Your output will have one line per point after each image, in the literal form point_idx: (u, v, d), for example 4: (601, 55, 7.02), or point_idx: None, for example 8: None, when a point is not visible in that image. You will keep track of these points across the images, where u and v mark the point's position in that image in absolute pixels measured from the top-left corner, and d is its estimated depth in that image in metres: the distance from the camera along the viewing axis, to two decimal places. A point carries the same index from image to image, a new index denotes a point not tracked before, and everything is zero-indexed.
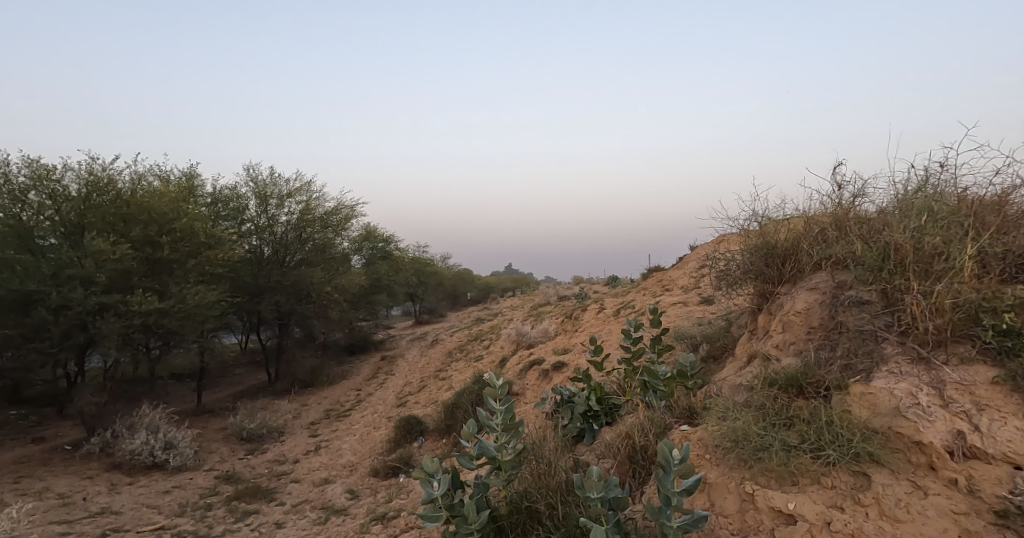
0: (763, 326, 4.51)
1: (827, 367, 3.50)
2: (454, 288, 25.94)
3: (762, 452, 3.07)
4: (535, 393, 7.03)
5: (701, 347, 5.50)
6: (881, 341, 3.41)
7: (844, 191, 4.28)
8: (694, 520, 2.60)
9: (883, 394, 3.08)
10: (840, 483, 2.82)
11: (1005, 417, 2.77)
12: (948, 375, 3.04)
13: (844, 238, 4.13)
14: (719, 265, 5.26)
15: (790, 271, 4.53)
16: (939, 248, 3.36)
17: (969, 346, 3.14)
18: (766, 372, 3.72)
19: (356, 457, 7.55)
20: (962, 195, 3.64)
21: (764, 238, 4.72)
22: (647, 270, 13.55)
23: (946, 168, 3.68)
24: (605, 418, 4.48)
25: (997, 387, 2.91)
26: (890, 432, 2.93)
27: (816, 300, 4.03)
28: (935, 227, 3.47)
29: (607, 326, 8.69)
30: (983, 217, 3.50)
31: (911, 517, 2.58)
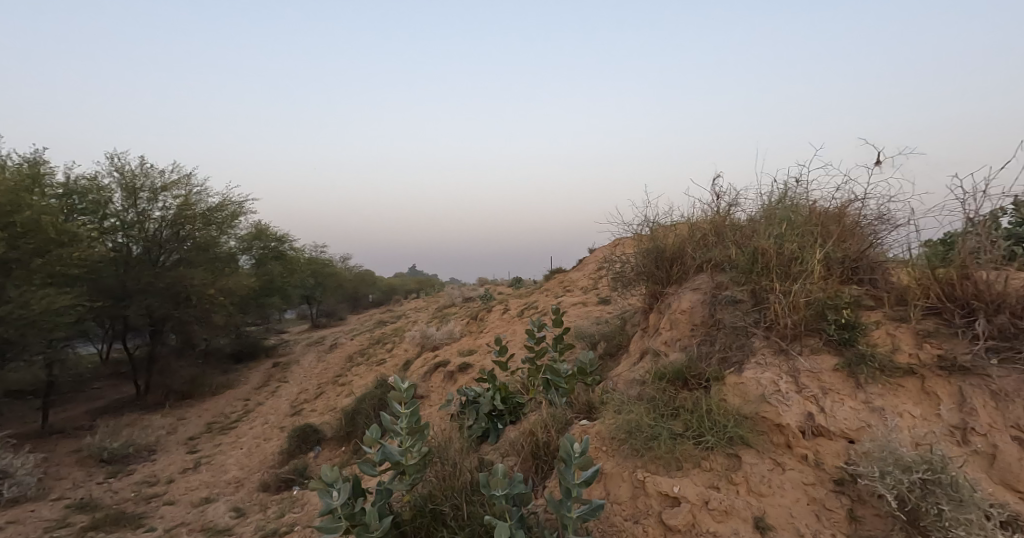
0: (654, 324, 4.88)
1: (707, 360, 3.87)
2: (354, 290, 25.11)
3: (652, 441, 3.34)
4: (440, 395, 7.03)
5: (600, 344, 5.83)
6: (751, 335, 3.83)
7: (721, 200, 4.75)
8: (591, 510, 2.77)
9: (752, 384, 3.46)
10: (716, 465, 3.14)
11: (843, 398, 3.24)
12: (801, 364, 3.49)
13: (722, 244, 4.59)
14: (615, 267, 5.60)
15: (677, 273, 4.96)
16: (796, 254, 3.87)
17: (817, 338, 3.63)
18: (655, 366, 4.05)
19: (243, 472, 7.09)
20: (813, 206, 4.20)
21: (655, 242, 5.10)
22: (550, 272, 14.00)
23: (800, 183, 4.22)
24: (509, 417, 4.60)
25: (838, 373, 3.39)
26: (756, 416, 3.31)
27: (698, 299, 4.45)
28: (792, 235, 3.98)
29: (512, 327, 8.89)
30: (828, 226, 4.07)
31: (772, 491, 2.95)
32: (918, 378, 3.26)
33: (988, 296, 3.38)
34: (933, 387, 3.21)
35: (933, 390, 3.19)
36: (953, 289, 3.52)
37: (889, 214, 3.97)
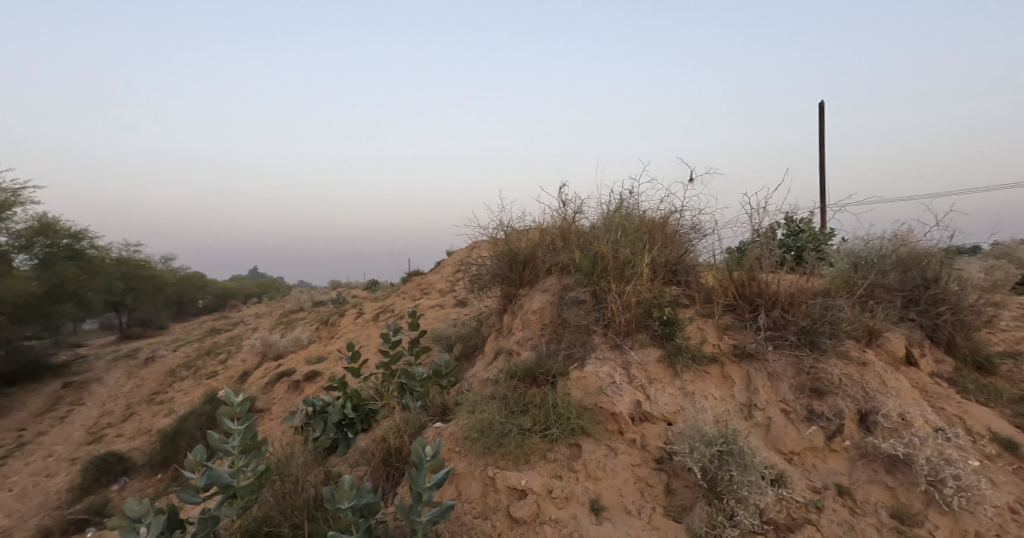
0: (507, 324, 5.05)
1: (554, 357, 4.11)
2: (179, 295, 22.25)
3: (503, 438, 3.44)
4: (282, 407, 6.53)
5: (456, 346, 5.87)
6: (591, 333, 4.14)
7: (568, 207, 5.07)
8: (442, 511, 2.77)
9: (592, 377, 3.74)
10: (560, 455, 3.34)
11: (664, 386, 3.66)
12: (632, 358, 3.86)
13: (568, 248, 4.90)
14: (471, 270, 5.70)
15: (529, 276, 5.19)
16: (629, 258, 4.28)
17: (645, 333, 4.05)
18: (507, 366, 4.19)
19: (14, 519, 5.87)
20: (643, 215, 4.69)
21: (508, 246, 5.29)
22: (407, 274, 13.78)
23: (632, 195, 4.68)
24: (360, 425, 4.42)
25: (662, 364, 3.81)
26: (594, 407, 3.58)
27: (547, 300, 4.70)
28: (625, 241, 4.39)
29: (366, 331, 8.57)
30: (655, 233, 4.57)
31: (606, 474, 3.21)
32: (719, 366, 3.81)
33: (767, 294, 4.10)
34: (730, 372, 3.78)
35: (730, 375, 3.76)
36: (743, 289, 4.20)
37: (702, 224, 4.57)
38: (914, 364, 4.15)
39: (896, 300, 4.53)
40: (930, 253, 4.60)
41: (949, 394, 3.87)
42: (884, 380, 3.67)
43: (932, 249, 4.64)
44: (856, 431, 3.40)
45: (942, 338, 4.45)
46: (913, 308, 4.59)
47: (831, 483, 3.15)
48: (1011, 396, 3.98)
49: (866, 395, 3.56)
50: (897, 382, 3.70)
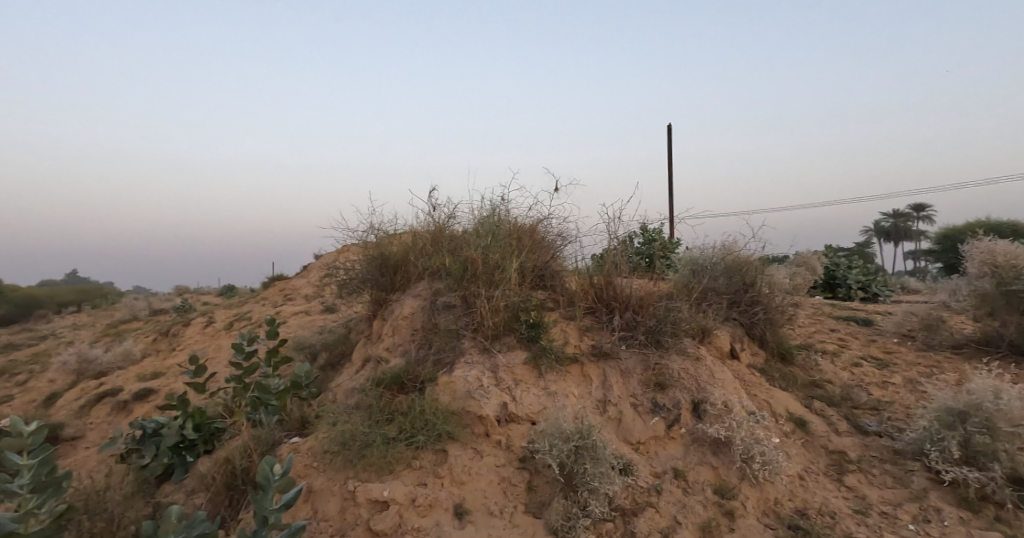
0: (377, 330, 4.90)
1: (423, 363, 4.06)
2: None
3: (366, 449, 3.32)
4: (104, 432, 5.67)
5: (321, 356, 5.56)
6: (461, 337, 4.17)
7: (440, 212, 5.06)
8: (291, 533, 2.59)
9: (460, 382, 3.76)
10: (426, 462, 3.31)
11: (529, 387, 3.80)
12: (500, 361, 3.95)
13: (439, 252, 4.88)
14: (339, 274, 5.44)
15: (400, 280, 5.09)
16: (498, 263, 4.38)
17: (513, 336, 4.17)
18: (375, 373, 4.05)
19: None
20: (513, 221, 4.84)
21: (379, 250, 5.14)
22: (268, 279, 12.79)
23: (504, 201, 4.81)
24: (202, 447, 3.98)
25: (527, 366, 3.95)
26: (462, 411, 3.59)
27: (418, 305, 4.64)
28: (495, 246, 4.49)
29: (215, 342, 7.78)
30: (524, 239, 4.74)
31: (471, 477, 3.25)
32: (580, 365, 4.05)
33: (620, 297, 4.48)
34: (588, 370, 4.04)
35: (589, 374, 4.02)
36: (601, 293, 4.55)
37: (569, 232, 4.83)
38: (736, 357, 4.79)
39: (722, 301, 5.19)
40: (751, 261, 5.36)
41: (761, 382, 4.54)
42: (713, 373, 4.17)
43: (751, 258, 5.36)
44: (690, 419, 3.82)
45: (757, 333, 5.20)
46: (734, 308, 5.29)
47: (669, 467, 3.51)
48: (802, 382, 4.80)
49: (698, 386, 4.02)
50: (723, 374, 4.23)
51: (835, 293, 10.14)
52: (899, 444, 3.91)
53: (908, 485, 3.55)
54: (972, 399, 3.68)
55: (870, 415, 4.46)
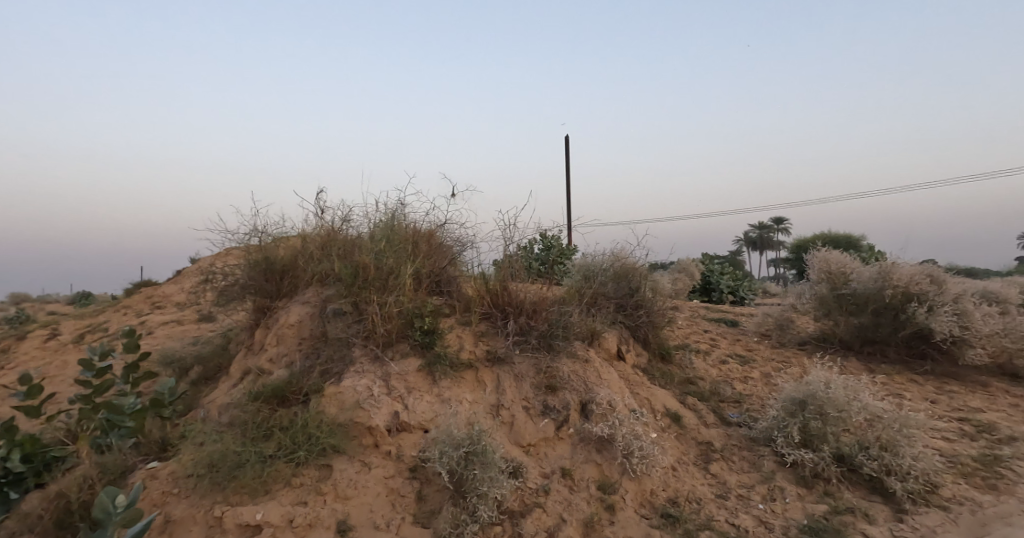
0: (259, 341, 4.56)
1: (309, 374, 3.85)
2: None
3: (237, 469, 3.06)
4: None
5: (192, 370, 5.07)
6: (352, 345, 4.01)
7: (332, 215, 4.84)
8: None
9: (349, 392, 3.60)
10: (307, 479, 3.14)
11: (422, 395, 3.73)
12: (392, 369, 3.85)
13: (329, 257, 4.66)
14: (217, 280, 5.01)
15: (287, 287, 4.79)
16: (391, 268, 4.27)
17: (406, 343, 4.08)
18: (254, 387, 3.77)
19: None
20: (410, 225, 4.75)
21: (263, 254, 4.80)
22: (132, 286, 11.47)
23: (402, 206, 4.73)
24: (34, 480, 3.47)
25: (421, 373, 3.88)
26: (350, 422, 3.44)
27: (307, 313, 4.38)
28: (389, 251, 4.38)
29: (59, 358, 6.81)
30: (420, 244, 4.67)
31: (356, 492, 3.12)
32: (474, 370, 4.05)
33: (515, 303, 4.57)
34: (483, 375, 4.06)
35: (483, 379, 4.03)
36: (497, 299, 4.61)
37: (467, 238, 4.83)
38: (623, 358, 5.07)
39: (610, 306, 5.47)
40: (637, 268, 5.71)
41: (643, 381, 4.83)
42: (600, 374, 4.36)
43: (636, 265, 5.70)
44: (578, 419, 3.95)
45: (641, 335, 5.54)
46: (621, 312, 5.59)
47: (557, 467, 3.62)
48: (679, 379, 5.18)
49: (586, 387, 4.17)
50: (609, 374, 4.44)
51: (709, 296, 11.10)
52: (753, 432, 4.36)
53: (760, 468, 3.97)
54: (808, 389, 4.20)
55: (733, 407, 4.92)
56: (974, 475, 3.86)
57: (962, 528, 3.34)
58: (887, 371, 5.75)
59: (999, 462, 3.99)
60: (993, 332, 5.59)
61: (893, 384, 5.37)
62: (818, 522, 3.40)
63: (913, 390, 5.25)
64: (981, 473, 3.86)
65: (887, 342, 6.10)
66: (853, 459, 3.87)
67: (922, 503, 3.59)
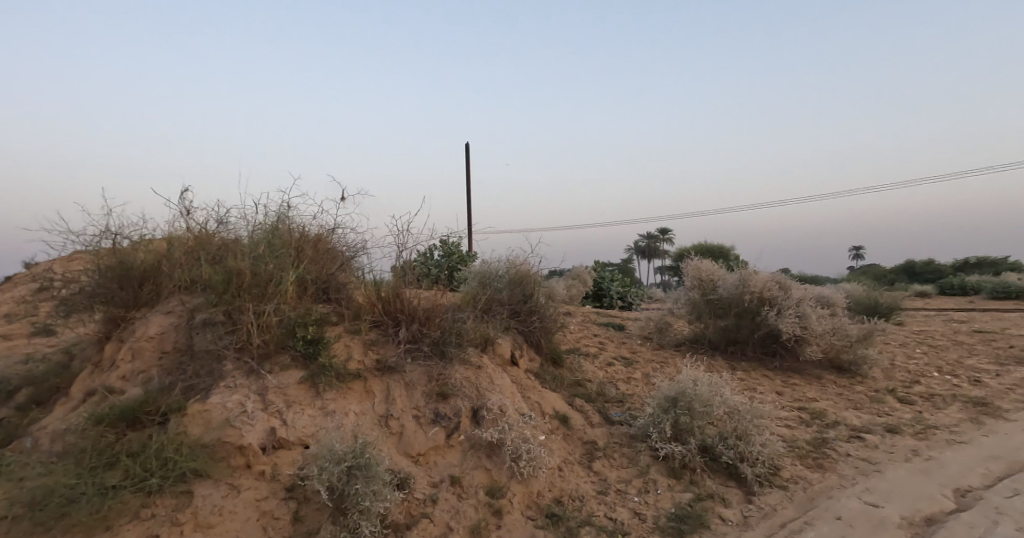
0: (110, 356, 4.06)
1: (169, 392, 3.50)
2: None
3: (68, 506, 2.73)
4: None
5: (22, 392, 4.40)
6: (222, 359, 3.71)
7: (205, 218, 4.45)
8: None
9: (217, 409, 3.33)
10: (161, 509, 2.86)
11: (303, 408, 3.54)
12: (270, 382, 3.61)
13: (200, 262, 4.27)
14: (56, 289, 4.41)
15: (146, 295, 4.33)
16: (271, 274, 4.02)
17: (286, 355, 3.85)
18: (99, 409, 3.35)
19: None
20: (295, 229, 4.50)
21: (117, 258, 4.28)
22: None
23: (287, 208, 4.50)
24: None
25: (303, 386, 3.68)
26: (217, 442, 3.17)
27: (170, 324, 3.99)
28: (269, 257, 4.11)
29: None
30: (304, 249, 4.45)
31: (222, 519, 2.89)
32: (362, 381, 3.92)
33: (407, 310, 4.51)
34: (371, 385, 3.94)
35: (371, 389, 3.92)
36: (389, 306, 4.51)
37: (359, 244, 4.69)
38: (516, 363, 5.17)
39: (505, 312, 5.56)
40: (531, 275, 5.86)
41: (535, 385, 4.96)
42: (492, 380, 4.41)
43: (531, 272, 5.86)
44: (469, 426, 3.96)
45: (534, 341, 5.69)
46: (516, 318, 5.70)
47: (447, 475, 3.60)
48: (568, 382, 5.39)
49: (478, 393, 4.19)
50: (501, 380, 4.50)
51: (601, 302, 11.68)
52: (632, 429, 4.65)
53: (637, 463, 4.24)
54: (679, 387, 4.55)
55: (616, 406, 5.22)
56: (810, 457, 4.43)
57: (797, 504, 3.82)
58: (746, 368, 6.41)
59: (829, 444, 4.61)
60: (827, 331, 6.45)
61: (750, 379, 6.00)
62: (684, 509, 3.72)
63: (766, 385, 5.91)
64: (815, 455, 4.44)
65: (746, 342, 6.80)
66: (714, 449, 4.27)
67: (769, 484, 4.05)
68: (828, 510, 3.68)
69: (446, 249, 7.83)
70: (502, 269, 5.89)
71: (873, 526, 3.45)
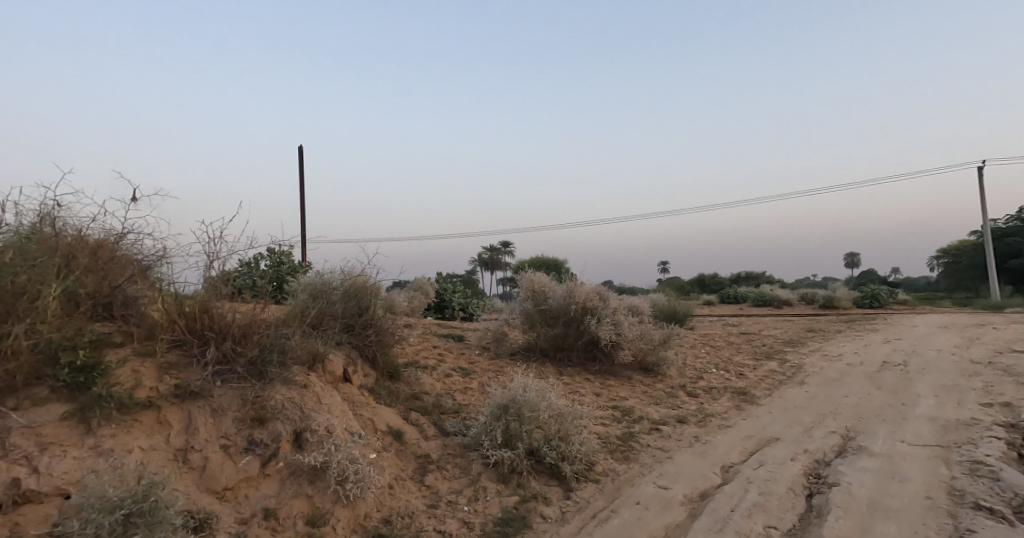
0: None
1: None
2: None
3: None
4: None
5: None
6: None
7: None
8: None
9: None
10: None
11: (65, 450, 2.97)
12: (14, 422, 2.96)
13: None
14: None
15: None
16: (23, 286, 3.27)
17: (43, 387, 3.21)
18: None
19: None
20: (64, 234, 3.79)
21: None
22: None
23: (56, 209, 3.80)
24: None
25: (65, 422, 3.09)
26: None
27: None
28: (22, 264, 3.36)
29: None
30: (77, 257, 3.75)
31: None
32: (154, 411, 3.43)
33: (218, 327, 4.07)
34: (166, 416, 3.46)
35: (166, 419, 3.44)
36: (194, 323, 4.03)
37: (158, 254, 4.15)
38: (348, 380, 4.95)
39: (337, 326, 5.29)
40: (369, 287, 5.65)
41: (368, 401, 4.80)
42: (320, 399, 4.17)
43: (369, 284, 5.66)
44: (290, 451, 3.66)
45: (369, 355, 5.49)
46: (350, 332, 5.47)
47: (259, 509, 3.30)
48: (404, 396, 5.31)
49: (303, 415, 3.91)
50: (330, 398, 4.27)
51: (443, 313, 11.71)
52: (466, 439, 4.74)
53: (469, 472, 4.33)
54: (510, 394, 4.73)
55: (452, 417, 5.27)
56: (619, 450, 4.93)
57: (606, 494, 4.22)
58: (570, 373, 6.93)
59: (634, 438, 5.18)
60: (636, 336, 7.27)
61: (573, 383, 6.51)
62: (510, 512, 3.88)
63: (586, 387, 6.45)
64: (623, 448, 4.96)
65: (572, 348, 7.36)
66: (539, 451, 4.53)
67: (585, 480, 4.41)
68: (630, 497, 4.12)
69: (274, 259, 7.24)
70: (337, 281, 5.62)
71: (662, 506, 3.95)
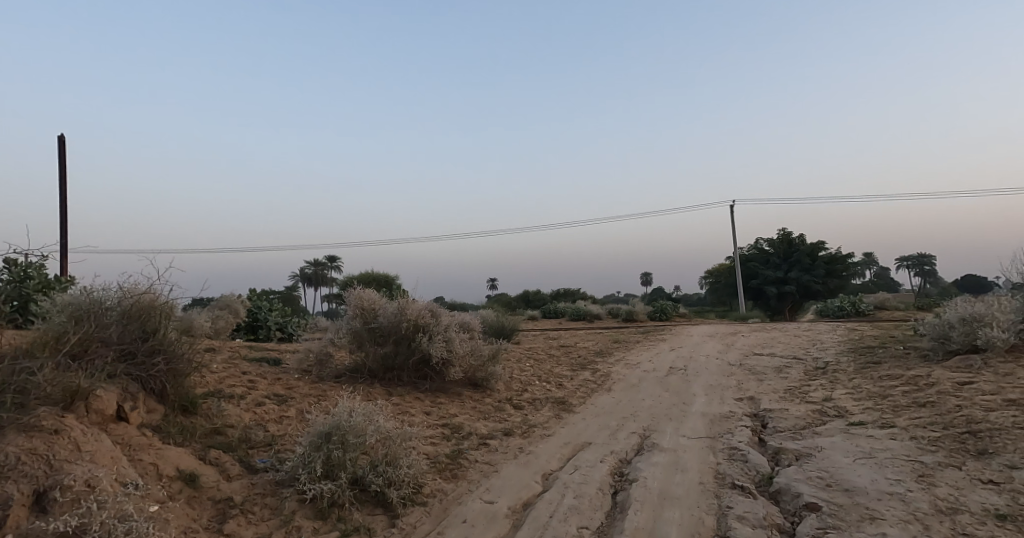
0: None
1: None
2: None
3: None
4: None
5: None
6: None
7: None
8: None
9: None
10: None
11: None
12: None
13: None
14: None
15: None
16: None
17: None
18: None
19: None
20: None
21: None
22: None
23: None
24: None
25: None
26: None
27: None
28: None
29: None
30: None
31: None
32: None
33: None
34: None
35: None
36: None
37: None
38: (124, 419, 4.11)
39: (109, 354, 4.37)
40: (159, 306, 4.75)
41: (151, 443, 4.02)
42: (78, 445, 3.35)
43: (158, 302, 4.76)
44: (25, 518, 2.86)
45: (155, 388, 4.63)
46: (128, 361, 4.55)
47: None
48: (201, 432, 4.57)
49: (50, 469, 3.10)
50: (94, 444, 3.46)
51: (255, 335, 10.50)
52: (279, 474, 4.22)
53: (280, 513, 3.85)
54: (334, 420, 4.34)
55: (262, 452, 4.66)
56: (447, 469, 4.83)
57: (433, 517, 4.07)
58: (400, 393, 6.66)
59: (463, 455, 5.13)
60: (466, 352, 7.28)
61: (403, 403, 6.26)
62: None
63: (415, 407, 6.25)
64: (451, 467, 4.87)
65: (402, 367, 7.10)
66: (364, 479, 4.21)
67: (412, 504, 4.21)
68: (457, 516, 4.04)
69: (16, 271, 5.74)
70: (112, 300, 4.62)
71: (488, 521, 3.94)
